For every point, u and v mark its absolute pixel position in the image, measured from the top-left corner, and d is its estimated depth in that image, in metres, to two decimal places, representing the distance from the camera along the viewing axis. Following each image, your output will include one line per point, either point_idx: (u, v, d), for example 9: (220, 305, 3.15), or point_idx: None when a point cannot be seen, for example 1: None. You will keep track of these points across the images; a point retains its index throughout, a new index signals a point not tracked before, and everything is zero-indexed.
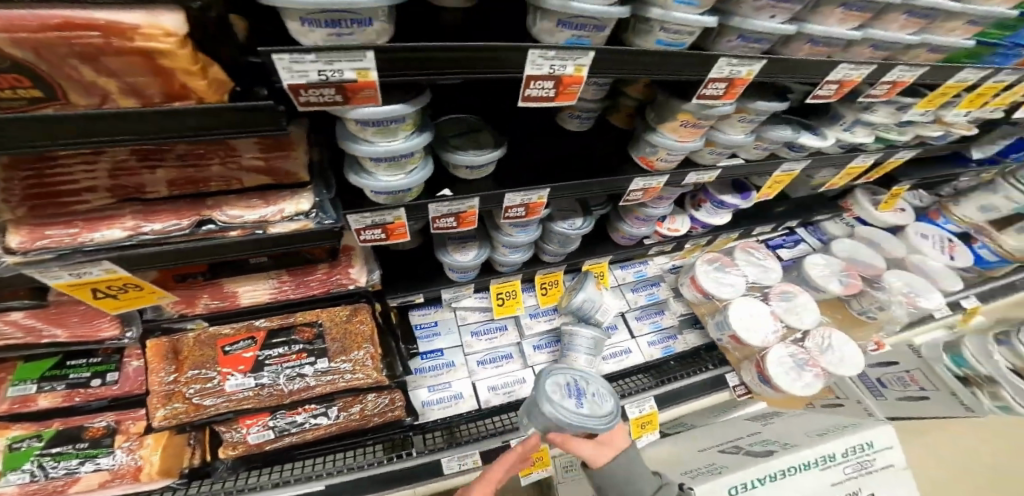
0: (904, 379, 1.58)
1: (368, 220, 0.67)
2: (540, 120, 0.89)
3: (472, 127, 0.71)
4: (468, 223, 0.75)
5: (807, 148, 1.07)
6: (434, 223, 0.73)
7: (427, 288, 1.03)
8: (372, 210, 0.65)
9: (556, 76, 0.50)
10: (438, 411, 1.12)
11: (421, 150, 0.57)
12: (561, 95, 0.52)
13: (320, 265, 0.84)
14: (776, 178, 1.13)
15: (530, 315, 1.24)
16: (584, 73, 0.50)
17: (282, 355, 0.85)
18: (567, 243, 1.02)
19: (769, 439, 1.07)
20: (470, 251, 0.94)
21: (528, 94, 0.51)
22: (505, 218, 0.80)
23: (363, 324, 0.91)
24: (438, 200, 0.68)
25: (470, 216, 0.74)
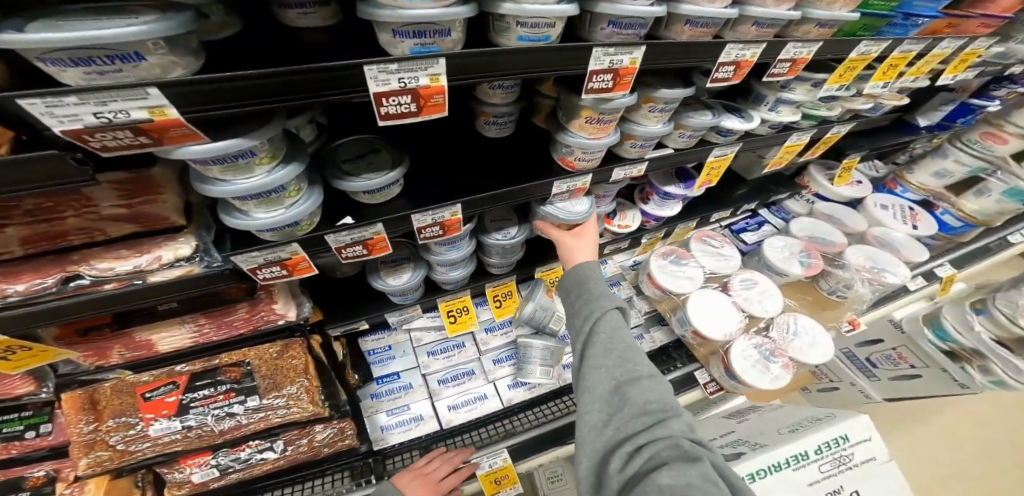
0: (893, 358, 1.61)
1: (260, 259, 0.60)
2: (457, 134, 0.87)
3: (367, 148, 0.67)
4: (379, 250, 0.71)
5: (735, 132, 1.05)
6: (341, 255, 0.68)
7: (371, 315, 0.99)
8: (261, 248, 0.59)
9: (412, 90, 0.47)
10: (398, 435, 1.07)
11: (293, 181, 0.53)
12: (425, 108, 0.49)
13: (239, 304, 0.79)
14: (712, 163, 1.13)
15: (486, 329, 1.22)
16: (443, 82, 0.48)
17: (208, 397, 0.83)
18: (510, 254, 1.01)
19: (744, 440, 1.04)
20: (403, 275, 0.90)
21: (386, 112, 0.48)
22: (422, 239, 0.77)
23: (296, 359, 0.87)
24: (332, 231, 0.63)
25: (380, 242, 0.69)
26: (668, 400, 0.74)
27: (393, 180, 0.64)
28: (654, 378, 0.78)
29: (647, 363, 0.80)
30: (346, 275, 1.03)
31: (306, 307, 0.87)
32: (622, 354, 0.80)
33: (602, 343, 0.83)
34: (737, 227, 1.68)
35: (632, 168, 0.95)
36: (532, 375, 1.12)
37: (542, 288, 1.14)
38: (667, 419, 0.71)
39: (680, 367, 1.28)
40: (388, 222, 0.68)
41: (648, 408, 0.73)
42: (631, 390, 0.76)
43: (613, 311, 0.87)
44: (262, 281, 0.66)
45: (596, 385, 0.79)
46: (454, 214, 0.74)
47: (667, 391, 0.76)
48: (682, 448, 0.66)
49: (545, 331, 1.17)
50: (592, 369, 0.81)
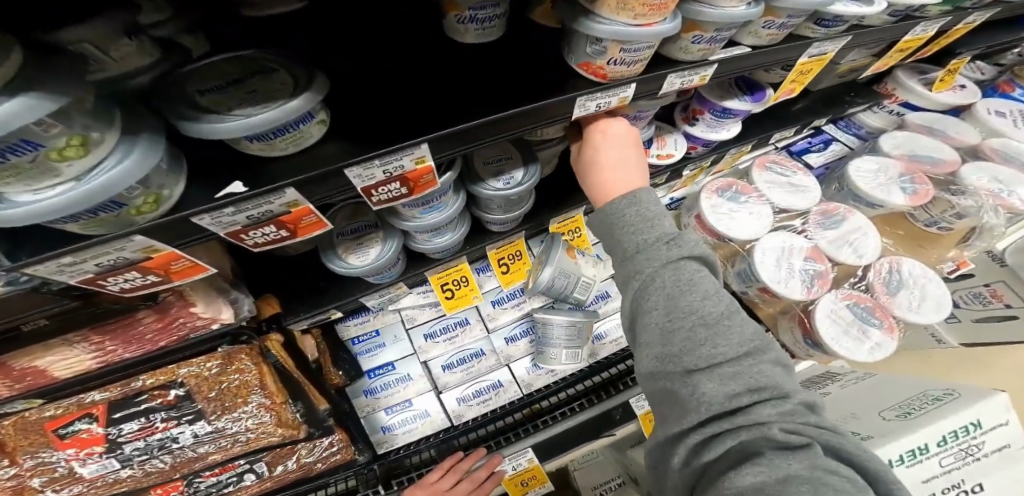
0: (983, 296, 1.19)
1: (95, 264, 0.36)
2: (417, 52, 0.56)
3: (250, 71, 0.39)
4: (315, 228, 0.46)
5: (846, 19, 0.71)
6: (246, 242, 0.43)
7: (343, 302, 0.77)
8: (87, 251, 0.34)
9: None
10: (403, 436, 0.91)
11: (62, 136, 0.26)
12: None
13: (142, 311, 0.56)
14: (802, 66, 0.80)
15: (493, 303, 0.98)
16: None
17: (141, 429, 0.64)
18: (515, 209, 0.75)
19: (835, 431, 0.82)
20: (371, 250, 0.66)
21: None
22: (375, 205, 0.50)
23: (243, 375, 0.66)
24: (203, 212, 0.36)
25: (306, 218, 0.44)
26: (765, 375, 0.47)
27: (291, 112, 0.36)
28: (748, 356, 0.48)
29: (736, 334, 0.50)
30: (301, 254, 0.80)
31: (244, 304, 0.65)
32: (690, 329, 0.50)
33: (658, 320, 0.52)
34: (799, 148, 1.29)
35: (692, 77, 0.64)
36: (554, 358, 0.88)
37: (561, 244, 0.86)
38: (757, 402, 0.45)
39: None
40: (304, 183, 0.40)
41: (735, 400, 0.46)
42: (706, 380, 0.48)
43: (672, 269, 0.54)
44: (125, 292, 0.43)
45: (653, 375, 0.53)
46: (421, 163, 0.47)
47: (769, 366, 0.48)
48: (780, 439, 0.42)
49: (569, 301, 0.89)
50: (647, 357, 0.53)
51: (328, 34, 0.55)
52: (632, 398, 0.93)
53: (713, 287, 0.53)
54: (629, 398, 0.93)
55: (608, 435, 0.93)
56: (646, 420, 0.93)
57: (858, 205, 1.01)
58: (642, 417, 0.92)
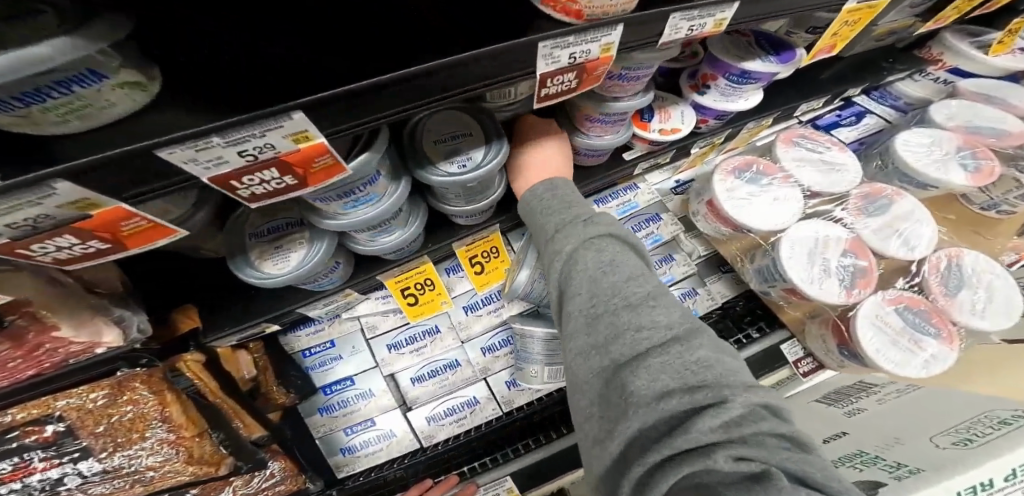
0: None
1: None
2: (430, 61, 0.35)
3: None
4: (149, 236, 0.33)
5: None
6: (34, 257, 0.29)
7: (276, 314, 0.65)
8: None
9: None
10: (365, 459, 0.84)
11: None
12: None
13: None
14: (846, 13, 0.62)
15: (466, 309, 0.84)
16: None
17: (16, 470, 0.52)
18: (480, 197, 0.60)
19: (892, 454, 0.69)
20: (291, 255, 0.52)
21: None
22: (251, 201, 0.34)
23: (137, 407, 0.55)
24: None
25: (129, 224, 0.31)
26: (701, 365, 0.39)
27: (21, 67, 0.19)
28: (679, 341, 0.41)
29: (663, 315, 0.44)
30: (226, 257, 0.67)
31: (133, 326, 0.53)
32: (614, 313, 0.45)
33: (582, 307, 0.47)
34: (827, 122, 1.06)
35: (704, 21, 0.47)
36: (537, 376, 0.74)
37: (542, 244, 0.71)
38: (692, 397, 0.36)
39: (758, 337, 0.87)
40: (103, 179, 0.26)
41: (665, 401, 0.37)
42: (632, 374, 0.40)
43: (591, 248, 0.50)
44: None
45: (582, 375, 0.46)
46: (306, 143, 0.31)
47: (704, 353, 0.40)
48: (728, 472, 0.32)
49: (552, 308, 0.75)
50: (575, 352, 0.47)
51: (327, 40, 0.37)
52: None
53: (640, 272, 0.49)
54: None
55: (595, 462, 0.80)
56: None
57: (906, 188, 0.84)
58: None
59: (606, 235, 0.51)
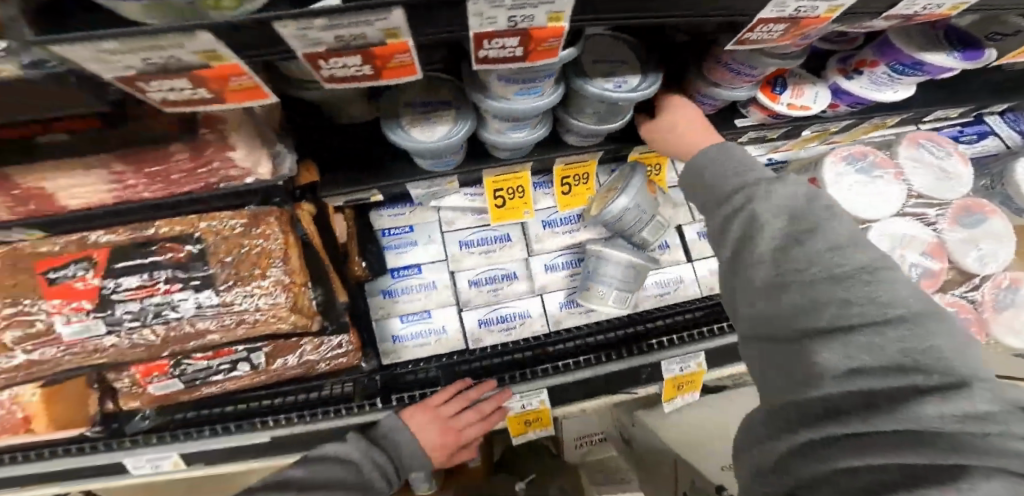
0: None
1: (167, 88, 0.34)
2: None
3: None
4: (398, 73, 0.40)
5: None
6: (319, 68, 0.37)
7: (386, 182, 0.75)
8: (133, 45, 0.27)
9: (521, 31, 0.36)
10: (410, 348, 0.94)
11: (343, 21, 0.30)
12: (532, 49, 0.39)
13: (173, 146, 0.54)
14: None
15: (543, 225, 0.89)
16: (563, 23, 0.36)
17: (140, 288, 0.60)
18: (610, 122, 0.63)
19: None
20: (438, 127, 0.61)
21: (485, 50, 0.39)
22: (479, 61, 0.41)
23: (269, 242, 0.64)
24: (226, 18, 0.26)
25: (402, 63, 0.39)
26: (926, 352, 0.36)
27: None
28: (904, 321, 0.37)
29: (889, 293, 0.39)
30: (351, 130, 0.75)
31: (285, 161, 0.64)
32: (814, 284, 0.41)
33: (767, 275, 0.44)
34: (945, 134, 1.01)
35: (942, 2, 0.47)
36: (598, 297, 0.79)
37: (643, 178, 0.73)
38: (911, 382, 0.35)
39: None
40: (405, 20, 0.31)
41: (863, 376, 0.37)
42: (829, 345, 0.39)
43: (786, 217, 0.45)
44: (167, 107, 0.39)
45: (762, 339, 0.46)
46: (555, 23, 0.35)
47: (937, 340, 0.36)
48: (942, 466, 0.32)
49: (633, 240, 0.78)
50: (754, 315, 0.46)
51: None
52: (665, 362, 0.88)
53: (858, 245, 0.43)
54: (663, 360, 0.87)
55: (625, 392, 0.91)
56: (669, 384, 0.91)
57: (1002, 210, 0.87)
58: (668, 380, 0.89)
59: (822, 220, 0.44)
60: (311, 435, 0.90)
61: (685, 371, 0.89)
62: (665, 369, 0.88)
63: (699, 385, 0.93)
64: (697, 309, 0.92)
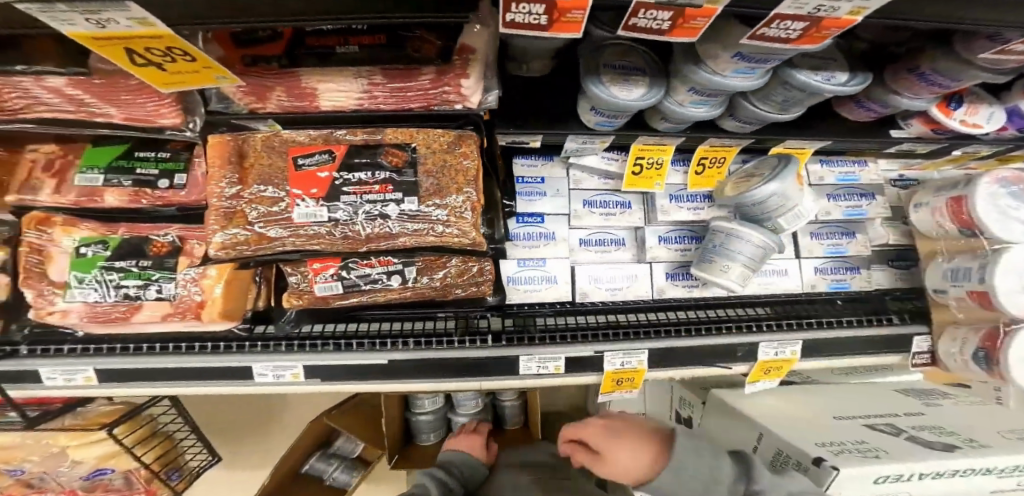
0: None
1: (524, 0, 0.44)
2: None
3: None
4: (683, 32, 0.47)
5: None
6: (634, 17, 0.45)
7: (552, 132, 0.84)
8: None
9: (815, 18, 0.40)
10: (523, 291, 1.02)
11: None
12: (808, 37, 0.43)
13: (426, 68, 0.68)
14: None
15: (670, 198, 0.97)
16: (859, 16, 0.39)
17: (362, 184, 0.71)
18: (786, 112, 0.67)
19: (874, 425, 0.94)
20: (634, 89, 0.69)
21: (765, 31, 0.43)
22: (751, 37, 0.45)
23: (469, 160, 0.75)
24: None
25: (694, 23, 0.45)
26: None
27: None
28: None
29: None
30: (532, 84, 0.87)
31: (491, 96, 0.75)
32: None
33: None
34: None
35: None
36: (722, 272, 0.86)
37: (795, 168, 0.80)
38: None
39: (899, 323, 0.97)
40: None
41: None
42: None
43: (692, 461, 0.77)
44: (505, 27, 0.50)
45: None
46: (851, 16, 0.39)
47: None
48: None
49: (764, 222, 0.86)
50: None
51: None
52: (763, 344, 0.95)
53: None
54: (761, 342, 0.95)
55: (721, 366, 0.98)
56: (761, 366, 0.98)
57: None
58: (762, 362, 0.96)
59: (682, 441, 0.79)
60: (433, 363, 0.96)
61: (779, 356, 0.96)
62: (762, 350, 0.95)
63: (783, 373, 1.01)
64: (794, 303, 1.01)
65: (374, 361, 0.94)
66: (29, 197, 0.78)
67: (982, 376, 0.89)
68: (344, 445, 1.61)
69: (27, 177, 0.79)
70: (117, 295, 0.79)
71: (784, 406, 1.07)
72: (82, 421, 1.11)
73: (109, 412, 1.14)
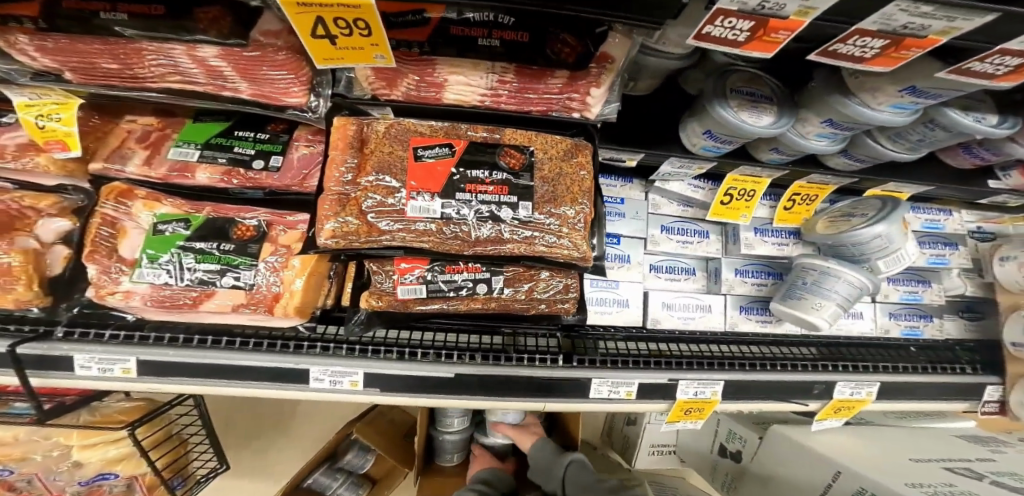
0: None
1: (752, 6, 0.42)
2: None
3: None
4: (882, 62, 0.48)
5: None
6: (841, 43, 0.46)
7: (658, 153, 0.83)
8: None
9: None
10: (597, 313, 0.99)
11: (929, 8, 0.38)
12: (1010, 74, 0.48)
13: (559, 71, 0.68)
14: None
15: (756, 231, 1.00)
16: None
17: (478, 183, 0.69)
18: (912, 151, 0.71)
19: (953, 468, 0.92)
20: (762, 116, 0.69)
21: (971, 67, 0.47)
22: (951, 71, 0.49)
23: (586, 171, 0.75)
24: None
25: (905, 52, 0.45)
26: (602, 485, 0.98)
27: None
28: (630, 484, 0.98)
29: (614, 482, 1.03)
30: (634, 107, 0.89)
31: (610, 109, 0.73)
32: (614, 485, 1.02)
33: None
34: None
35: None
36: (815, 309, 0.86)
37: (901, 211, 0.82)
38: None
39: (972, 372, 0.97)
40: (986, 25, 0.40)
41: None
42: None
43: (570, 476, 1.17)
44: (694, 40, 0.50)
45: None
46: None
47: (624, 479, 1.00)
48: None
49: (860, 263, 0.87)
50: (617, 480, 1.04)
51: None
52: (839, 383, 0.93)
53: None
54: (838, 381, 0.93)
55: (796, 403, 0.94)
56: (833, 405, 0.95)
57: None
58: (836, 400, 0.93)
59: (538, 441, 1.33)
60: (502, 381, 0.87)
61: (855, 396, 0.94)
62: (840, 388, 0.92)
63: (852, 413, 0.98)
64: (873, 347, 1.00)
65: (440, 374, 0.86)
66: (117, 165, 0.80)
67: None
68: (353, 460, 1.40)
69: (119, 145, 0.82)
70: (190, 279, 0.75)
71: (848, 446, 1.04)
72: (96, 418, 0.99)
73: (128, 410, 1.03)
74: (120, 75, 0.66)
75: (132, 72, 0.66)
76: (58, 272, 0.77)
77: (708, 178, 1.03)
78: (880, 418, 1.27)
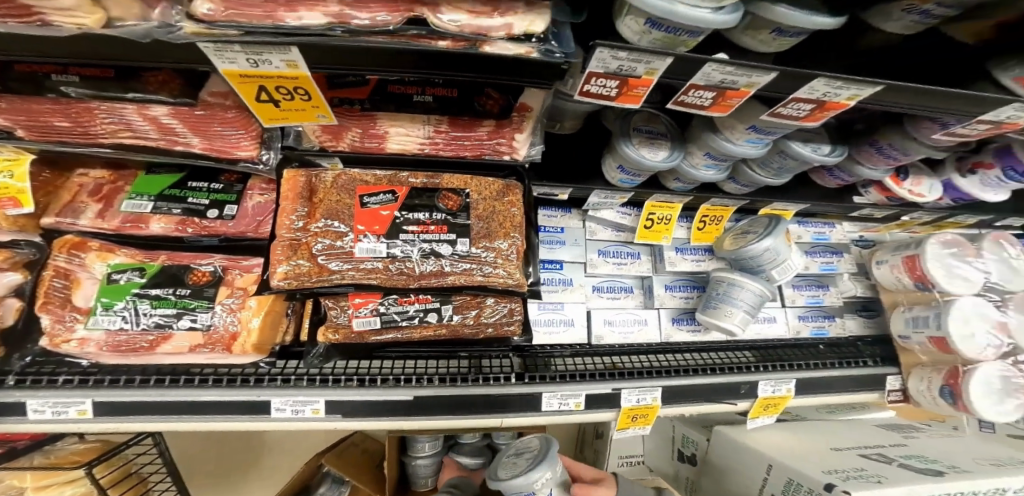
0: None
1: (611, 68, 0.54)
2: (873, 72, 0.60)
3: None
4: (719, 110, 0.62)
5: None
6: (684, 95, 0.59)
7: (581, 187, 0.95)
8: (634, 54, 0.50)
9: (821, 101, 0.58)
10: (544, 333, 1.07)
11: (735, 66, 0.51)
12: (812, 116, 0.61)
13: (486, 121, 0.79)
14: None
15: (676, 250, 1.14)
16: (850, 101, 0.58)
17: (419, 223, 0.78)
18: (778, 177, 0.86)
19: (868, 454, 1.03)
20: (658, 151, 0.82)
21: (783, 111, 0.61)
22: (772, 114, 0.63)
23: (516, 208, 0.85)
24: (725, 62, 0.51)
25: (732, 99, 0.59)
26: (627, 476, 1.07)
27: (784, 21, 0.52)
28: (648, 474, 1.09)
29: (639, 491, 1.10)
30: (560, 147, 1.02)
31: (536, 150, 0.84)
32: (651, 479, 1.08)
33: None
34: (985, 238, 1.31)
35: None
36: (728, 317, 0.97)
37: (783, 227, 0.97)
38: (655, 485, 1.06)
39: (874, 364, 1.10)
40: (775, 80, 0.54)
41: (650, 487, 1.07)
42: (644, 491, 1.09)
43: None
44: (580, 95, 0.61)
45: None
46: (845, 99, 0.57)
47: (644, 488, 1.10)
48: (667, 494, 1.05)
49: (760, 274, 1.00)
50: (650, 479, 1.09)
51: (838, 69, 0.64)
52: (761, 382, 1.03)
53: None
54: (760, 380, 1.03)
55: (728, 404, 1.04)
56: (761, 402, 1.05)
57: None
58: (762, 398, 1.03)
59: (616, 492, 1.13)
60: (457, 402, 0.93)
61: (777, 393, 1.04)
62: (762, 387, 1.03)
63: (780, 409, 1.09)
64: (790, 347, 1.13)
65: (399, 398, 0.90)
66: (69, 219, 0.84)
67: (948, 409, 1.03)
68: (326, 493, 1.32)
69: (71, 199, 0.87)
70: (146, 324, 0.79)
71: (784, 442, 1.14)
72: (50, 460, 0.96)
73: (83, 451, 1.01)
74: (70, 133, 0.72)
75: (84, 129, 0.72)
76: (9, 324, 0.77)
77: (633, 205, 1.16)
78: (812, 413, 1.39)
